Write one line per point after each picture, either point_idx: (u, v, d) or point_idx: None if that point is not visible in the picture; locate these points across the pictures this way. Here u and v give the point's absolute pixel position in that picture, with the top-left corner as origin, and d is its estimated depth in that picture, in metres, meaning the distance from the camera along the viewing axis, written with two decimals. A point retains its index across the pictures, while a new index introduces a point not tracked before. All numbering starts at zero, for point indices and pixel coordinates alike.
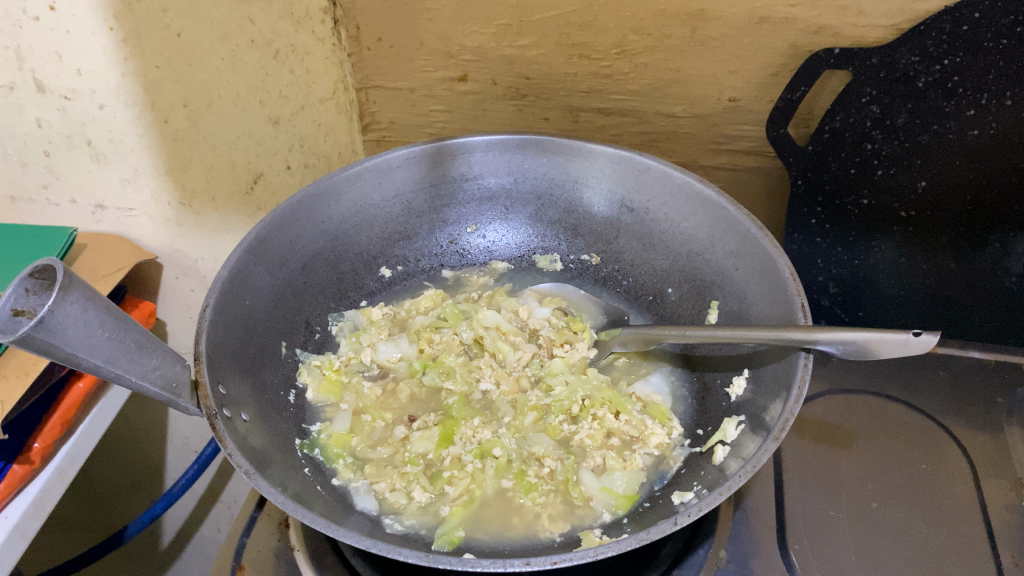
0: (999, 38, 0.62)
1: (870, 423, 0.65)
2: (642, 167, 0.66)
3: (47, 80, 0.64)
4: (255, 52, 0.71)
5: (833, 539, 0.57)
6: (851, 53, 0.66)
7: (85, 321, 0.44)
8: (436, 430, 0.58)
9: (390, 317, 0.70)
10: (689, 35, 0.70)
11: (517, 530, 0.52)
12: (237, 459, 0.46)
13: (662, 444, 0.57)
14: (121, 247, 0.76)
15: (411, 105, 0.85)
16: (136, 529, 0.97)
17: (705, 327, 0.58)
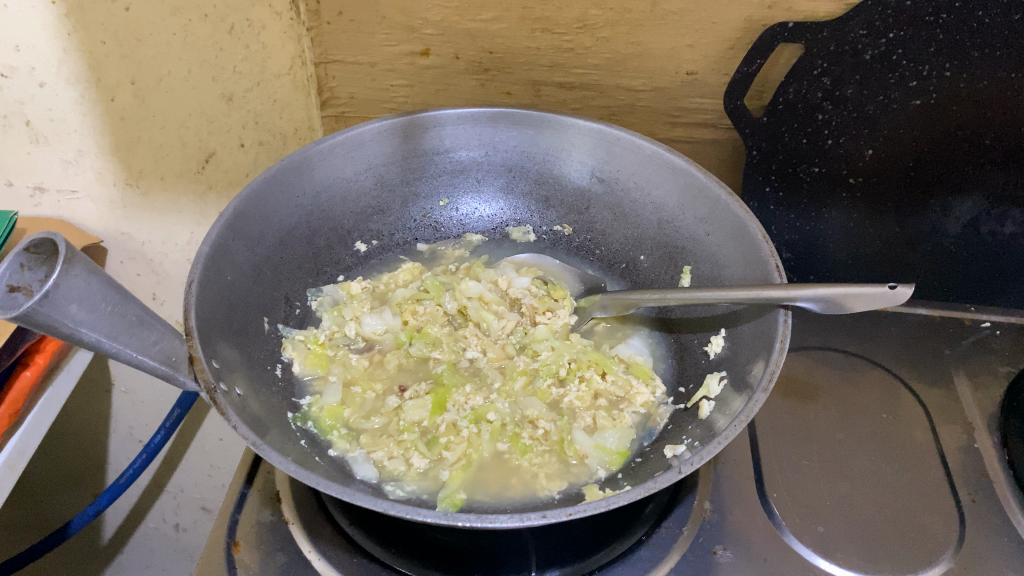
0: (939, 13, 0.65)
1: (833, 377, 0.69)
2: (614, 138, 0.67)
3: None
4: (208, 27, 0.69)
5: (806, 487, 0.60)
6: (805, 26, 0.69)
7: (89, 295, 0.43)
8: (429, 398, 0.59)
9: (369, 290, 0.70)
10: (650, 10, 0.72)
11: (516, 490, 0.54)
12: (242, 431, 0.46)
13: (647, 402, 0.60)
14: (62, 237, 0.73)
15: (371, 80, 0.84)
16: (81, 523, 0.93)
17: (685, 289, 0.60)
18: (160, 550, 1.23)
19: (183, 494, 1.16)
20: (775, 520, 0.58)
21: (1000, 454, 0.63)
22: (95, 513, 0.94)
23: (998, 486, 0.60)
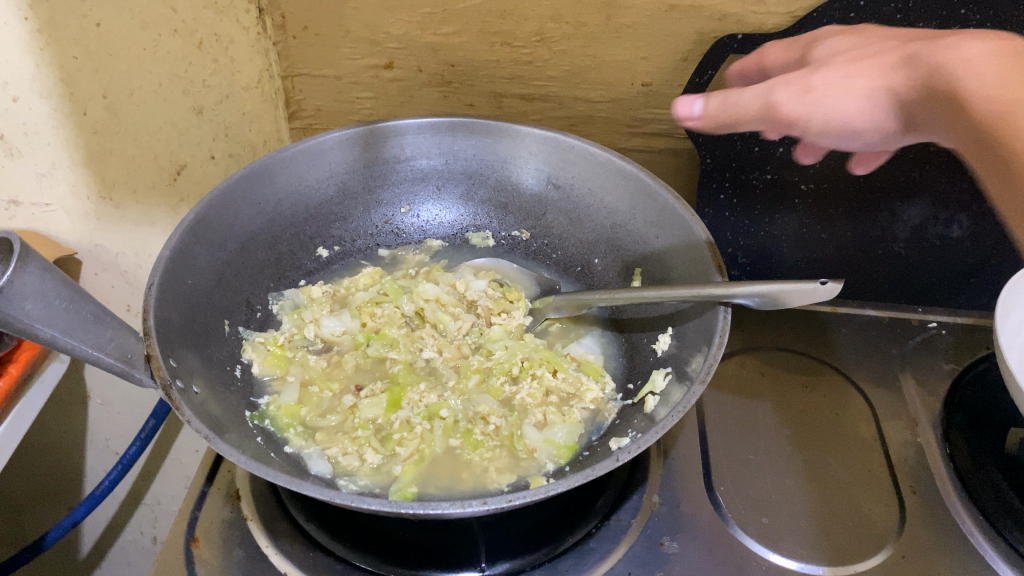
0: (882, 24, 0.68)
1: (783, 376, 0.72)
2: (568, 146, 0.70)
3: None
4: (178, 41, 0.70)
5: (752, 479, 0.62)
6: (754, 37, 0.71)
7: (43, 291, 0.45)
8: (385, 396, 0.62)
9: (330, 295, 0.72)
10: (604, 23, 0.74)
11: (467, 483, 0.56)
12: (197, 425, 0.47)
13: (597, 398, 0.62)
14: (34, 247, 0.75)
15: (338, 93, 0.85)
16: (56, 536, 0.94)
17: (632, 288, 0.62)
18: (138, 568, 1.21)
19: (160, 506, 1.16)
20: (721, 512, 0.59)
21: (941, 447, 0.65)
22: (71, 525, 0.94)
23: (939, 478, 0.62)
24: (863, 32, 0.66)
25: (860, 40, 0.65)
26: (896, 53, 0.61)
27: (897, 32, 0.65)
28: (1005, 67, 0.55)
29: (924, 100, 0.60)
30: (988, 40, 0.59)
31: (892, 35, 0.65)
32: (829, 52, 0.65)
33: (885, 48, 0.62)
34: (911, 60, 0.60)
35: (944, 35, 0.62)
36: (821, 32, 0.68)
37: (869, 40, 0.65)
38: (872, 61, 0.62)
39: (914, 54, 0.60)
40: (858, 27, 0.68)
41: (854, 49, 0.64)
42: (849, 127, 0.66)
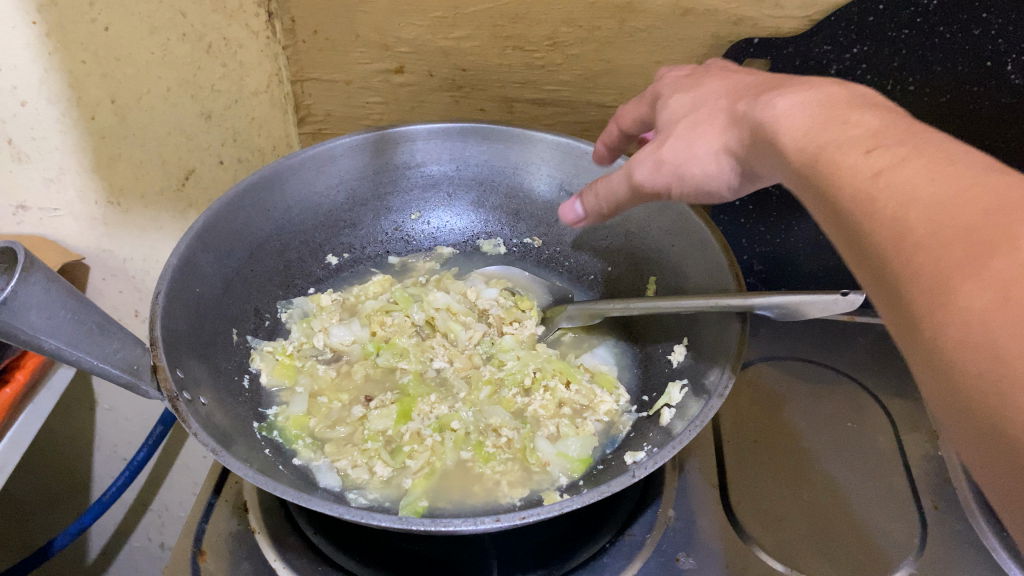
0: (901, 28, 0.66)
1: (803, 388, 0.70)
2: (581, 152, 0.69)
3: None
4: (186, 46, 0.67)
5: (768, 492, 0.61)
6: (770, 42, 0.69)
7: (48, 302, 0.44)
8: (395, 408, 0.61)
9: (339, 303, 0.72)
10: (618, 27, 0.72)
11: (478, 497, 0.56)
12: (204, 438, 0.46)
13: (611, 411, 0.62)
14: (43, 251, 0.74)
15: (348, 98, 0.83)
16: (63, 541, 0.92)
17: (648, 298, 0.60)
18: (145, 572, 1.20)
19: (168, 512, 1.14)
20: (739, 528, 0.58)
21: None
22: (77, 531, 0.93)
23: (961, 494, 0.61)
24: (704, 82, 0.53)
25: (689, 102, 0.51)
26: (728, 109, 0.47)
27: (742, 78, 0.51)
28: (816, 116, 0.39)
29: (750, 150, 0.44)
30: (809, 87, 0.42)
31: (722, 85, 0.51)
32: (678, 112, 0.51)
33: (718, 105, 0.48)
34: (738, 120, 0.45)
35: (781, 83, 0.46)
36: (664, 85, 0.56)
37: (709, 92, 0.51)
38: (709, 122, 0.48)
39: (744, 110, 0.45)
40: (695, 79, 0.54)
41: (698, 116, 0.49)
42: (709, 196, 0.49)
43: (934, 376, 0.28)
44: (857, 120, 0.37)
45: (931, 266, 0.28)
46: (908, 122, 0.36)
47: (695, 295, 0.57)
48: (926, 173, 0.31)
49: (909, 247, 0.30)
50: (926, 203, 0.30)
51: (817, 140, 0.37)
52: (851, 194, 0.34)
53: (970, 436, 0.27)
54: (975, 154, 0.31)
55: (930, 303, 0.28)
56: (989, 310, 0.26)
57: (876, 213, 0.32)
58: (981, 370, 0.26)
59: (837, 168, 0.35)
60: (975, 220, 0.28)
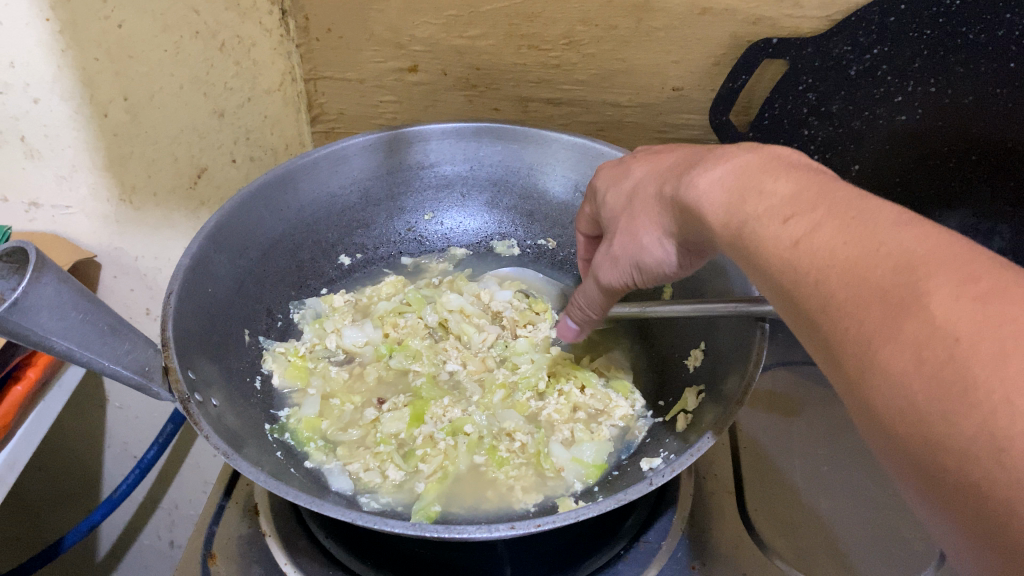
0: (923, 28, 0.64)
1: (817, 391, 0.70)
2: (596, 152, 0.68)
3: None
4: (199, 44, 0.67)
5: (785, 500, 0.60)
6: (790, 42, 0.68)
7: (59, 303, 0.43)
8: (407, 411, 0.61)
9: (352, 303, 0.72)
10: (635, 26, 0.71)
11: (491, 502, 0.55)
12: (214, 441, 0.45)
13: (626, 415, 0.61)
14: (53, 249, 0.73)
15: (361, 97, 0.83)
16: (73, 540, 0.91)
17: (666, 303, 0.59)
18: (155, 569, 1.20)
19: (177, 510, 1.14)
20: (756, 536, 0.57)
21: None
22: (88, 529, 0.92)
23: None
24: (630, 166, 0.54)
25: (623, 187, 0.53)
26: (655, 187, 0.49)
27: (667, 156, 0.52)
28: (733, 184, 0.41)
29: (681, 226, 0.46)
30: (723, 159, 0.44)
31: (647, 165, 0.52)
32: (618, 200, 0.53)
33: (647, 182, 0.50)
34: (663, 200, 0.47)
35: (698, 157, 0.47)
36: (598, 173, 0.58)
37: (642, 166, 0.53)
38: (641, 201, 0.50)
39: (668, 195, 0.47)
40: (624, 160, 0.56)
41: (633, 206, 0.51)
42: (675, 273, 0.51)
43: (872, 429, 0.30)
44: (772, 188, 0.38)
45: (855, 330, 0.30)
46: (819, 177, 0.38)
47: (714, 300, 0.56)
48: (839, 238, 0.33)
49: (833, 313, 0.32)
50: (842, 270, 0.32)
51: (739, 210, 0.39)
52: (778, 264, 0.36)
53: (910, 484, 0.29)
54: (881, 206, 0.34)
55: (858, 365, 0.30)
56: (909, 371, 0.28)
57: (801, 278, 0.34)
58: (907, 427, 0.28)
59: (761, 239, 0.37)
60: (887, 281, 0.30)
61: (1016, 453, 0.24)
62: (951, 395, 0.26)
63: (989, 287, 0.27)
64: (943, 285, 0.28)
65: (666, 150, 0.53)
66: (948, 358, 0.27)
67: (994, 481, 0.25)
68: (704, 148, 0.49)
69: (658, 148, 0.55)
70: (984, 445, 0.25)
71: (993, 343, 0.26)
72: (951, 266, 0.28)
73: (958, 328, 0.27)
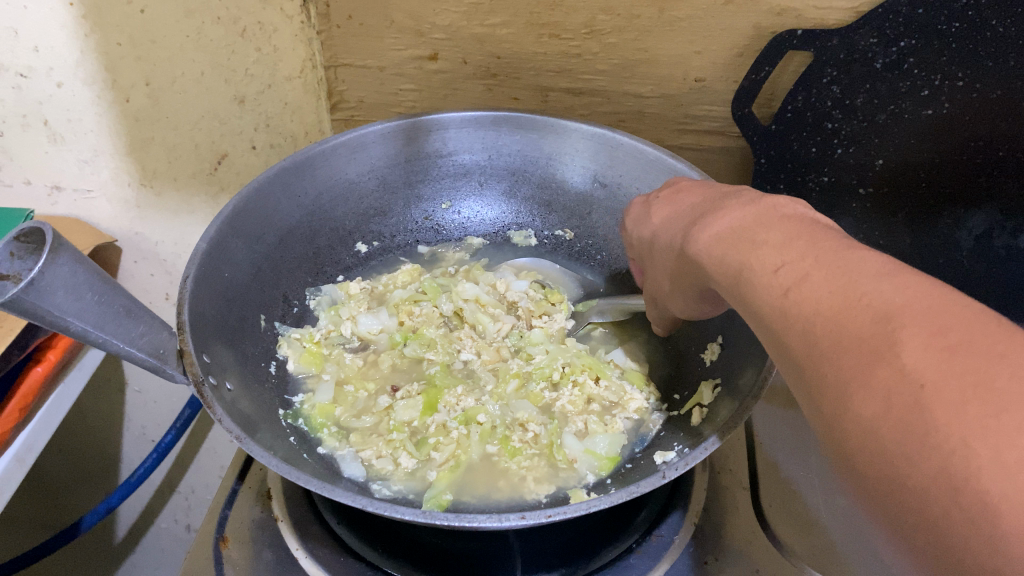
0: (952, 21, 0.63)
1: None
2: (616, 143, 0.67)
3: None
4: (220, 29, 0.67)
5: (801, 497, 0.59)
6: (814, 34, 0.67)
7: (74, 284, 0.43)
8: (421, 399, 0.61)
9: (368, 291, 0.72)
10: (657, 16, 0.70)
11: (503, 492, 0.55)
12: (227, 425, 0.45)
13: (641, 408, 0.61)
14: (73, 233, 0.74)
15: (380, 85, 0.82)
16: (91, 521, 0.92)
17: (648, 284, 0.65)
18: (171, 551, 1.21)
19: (194, 494, 1.14)
20: (770, 532, 0.56)
21: None
22: (105, 511, 0.93)
23: None
24: (649, 204, 0.53)
25: (644, 227, 0.53)
26: (669, 234, 0.49)
27: (682, 196, 0.51)
28: (733, 229, 0.41)
29: (686, 271, 0.46)
30: (730, 205, 0.44)
31: (667, 204, 0.51)
32: (643, 246, 0.53)
33: (670, 223, 0.49)
34: (675, 244, 0.47)
35: (709, 204, 0.46)
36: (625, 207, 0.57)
37: (659, 203, 0.52)
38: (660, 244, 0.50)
39: (680, 248, 0.46)
40: (644, 196, 0.55)
41: (654, 250, 0.51)
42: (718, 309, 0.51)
43: (841, 467, 0.31)
44: (766, 236, 0.39)
45: (834, 376, 0.31)
46: (812, 226, 0.38)
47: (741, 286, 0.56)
48: (826, 288, 0.33)
49: (815, 359, 0.33)
50: (827, 318, 0.33)
51: (733, 255, 0.40)
52: (768, 310, 0.36)
53: (876, 520, 0.30)
54: (866, 256, 0.34)
55: (833, 410, 0.31)
56: (877, 416, 0.29)
57: (789, 327, 0.35)
58: (873, 467, 0.29)
59: (755, 286, 0.38)
60: (866, 331, 0.31)
61: (971, 493, 0.26)
62: (913, 438, 0.28)
63: (958, 338, 0.28)
64: (915, 335, 0.29)
65: (685, 186, 0.52)
66: (914, 405, 0.28)
67: (951, 522, 0.26)
68: (720, 191, 0.48)
69: (678, 182, 0.54)
70: (944, 484, 0.26)
71: (955, 390, 0.27)
72: (924, 317, 0.29)
73: (923, 375, 0.28)
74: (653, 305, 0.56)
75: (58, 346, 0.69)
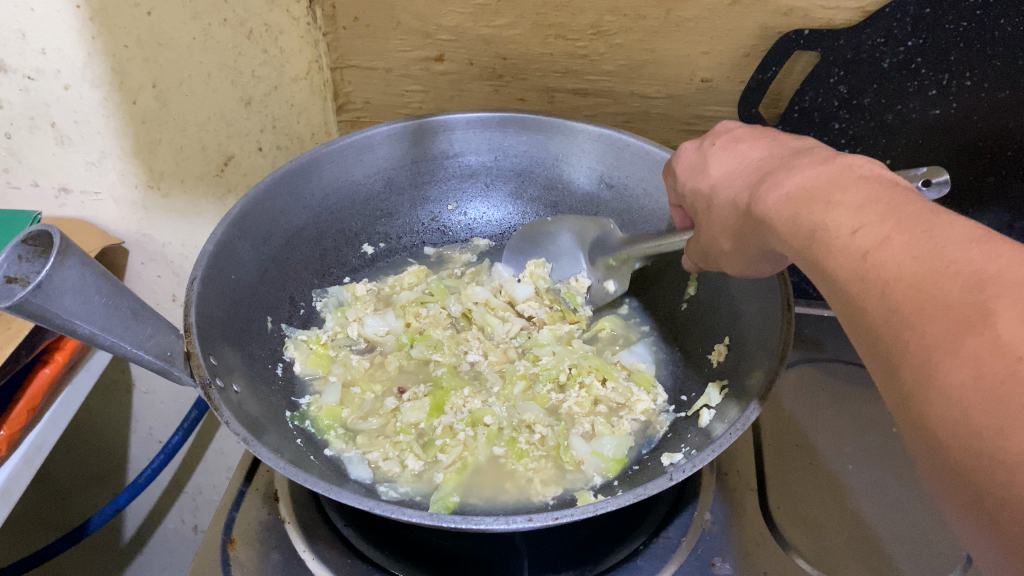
0: (960, 21, 0.63)
1: (845, 389, 0.70)
2: (623, 144, 0.67)
3: (6, 59, 0.62)
4: (227, 31, 0.67)
5: (809, 499, 0.59)
6: (821, 33, 0.66)
7: (83, 286, 0.44)
8: (428, 400, 0.61)
9: (374, 292, 0.72)
10: (664, 17, 0.69)
11: (510, 494, 0.55)
12: (235, 428, 0.45)
13: (648, 410, 0.61)
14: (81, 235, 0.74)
15: (387, 86, 0.82)
16: (99, 522, 0.92)
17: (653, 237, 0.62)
18: (178, 552, 1.21)
19: (201, 495, 1.14)
20: (777, 534, 0.56)
21: None
22: (113, 512, 0.93)
23: None
24: (709, 153, 0.51)
25: (701, 179, 0.51)
26: (732, 191, 0.47)
27: (742, 152, 0.49)
28: (804, 189, 0.40)
29: (751, 231, 0.45)
30: (805, 162, 0.42)
31: (730, 155, 0.49)
32: (700, 198, 0.51)
33: (733, 179, 0.48)
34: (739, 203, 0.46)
35: (778, 161, 0.45)
36: (681, 152, 0.55)
37: (719, 158, 0.50)
38: (720, 204, 0.48)
39: (746, 207, 0.45)
40: (703, 144, 0.53)
41: (712, 204, 0.49)
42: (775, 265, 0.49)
43: (920, 442, 0.30)
44: (842, 196, 0.37)
45: (918, 344, 0.30)
46: (891, 189, 0.36)
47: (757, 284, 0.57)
48: (909, 252, 0.32)
49: (897, 326, 0.31)
50: (909, 285, 0.31)
51: (805, 215, 0.38)
52: (842, 271, 0.35)
53: (953, 499, 0.29)
54: (954, 224, 0.32)
55: (917, 380, 0.30)
56: (965, 386, 0.28)
57: (865, 292, 0.33)
58: (959, 441, 0.28)
59: (827, 249, 0.36)
60: (956, 298, 0.29)
61: None
62: (1006, 411, 0.26)
63: None
64: (1011, 307, 0.27)
65: (750, 136, 0.50)
66: (1007, 378, 0.26)
67: None
68: (789, 147, 0.46)
69: (739, 130, 0.52)
70: None
71: None
72: (1020, 286, 0.28)
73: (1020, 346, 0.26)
74: (705, 262, 0.54)
75: (66, 348, 0.69)
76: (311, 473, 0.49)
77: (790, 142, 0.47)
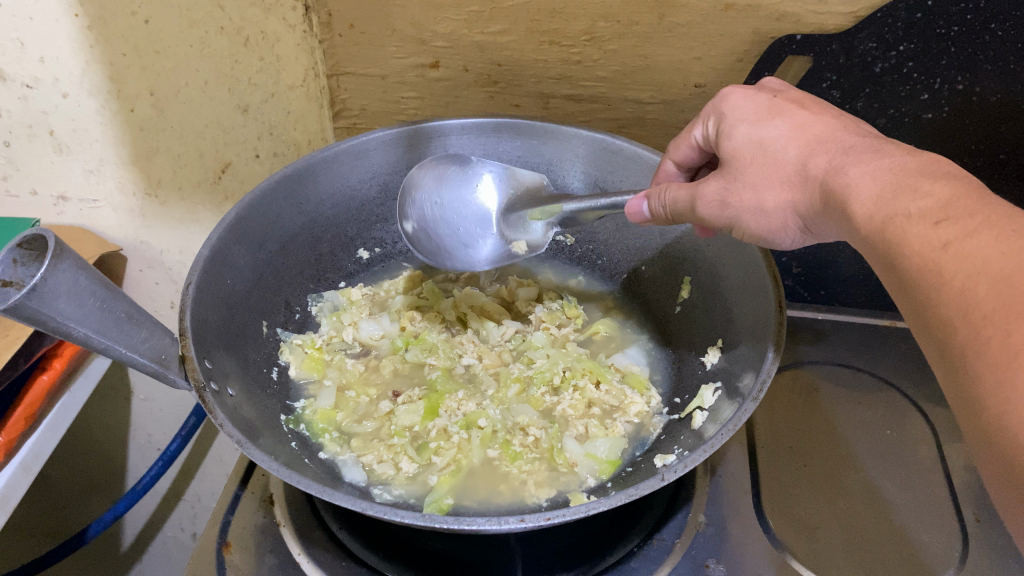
0: (951, 26, 0.63)
1: (839, 392, 0.70)
2: (616, 149, 0.67)
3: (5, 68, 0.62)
4: (223, 39, 0.68)
5: (802, 500, 0.60)
6: (814, 39, 0.66)
7: (77, 290, 0.44)
8: (422, 404, 0.62)
9: (369, 297, 0.73)
10: (656, 22, 0.69)
11: (503, 496, 0.55)
12: (229, 429, 0.46)
13: (641, 412, 0.62)
14: (80, 243, 0.74)
15: (383, 93, 0.82)
16: (97, 530, 0.91)
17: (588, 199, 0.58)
18: (177, 560, 1.20)
19: (200, 503, 1.14)
20: (769, 533, 0.57)
21: None
22: (111, 520, 0.92)
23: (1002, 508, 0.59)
24: (773, 107, 0.51)
25: (762, 124, 0.50)
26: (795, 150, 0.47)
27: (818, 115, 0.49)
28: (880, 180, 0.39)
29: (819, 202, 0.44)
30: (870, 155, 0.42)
31: (799, 111, 0.49)
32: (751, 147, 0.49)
33: (809, 133, 0.47)
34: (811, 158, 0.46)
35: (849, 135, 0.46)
36: (728, 99, 0.54)
37: (785, 109, 0.50)
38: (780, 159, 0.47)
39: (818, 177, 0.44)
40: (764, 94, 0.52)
41: (767, 167, 0.48)
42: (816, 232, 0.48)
43: (991, 446, 0.30)
44: (930, 186, 0.37)
45: (998, 341, 0.30)
46: (976, 183, 0.37)
47: (753, 286, 0.57)
48: (997, 248, 0.32)
49: (979, 325, 0.31)
50: (995, 280, 0.31)
51: (886, 194, 0.39)
52: (921, 263, 0.34)
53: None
54: None
55: (996, 379, 0.30)
56: None
57: (944, 286, 0.33)
58: None
59: (907, 235, 0.36)
60: None
61: None
62: None
63: None
64: None
65: (813, 107, 0.50)
66: None
67: None
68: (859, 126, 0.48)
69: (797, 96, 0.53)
70: None
71: None
72: None
73: None
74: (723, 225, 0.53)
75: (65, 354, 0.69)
76: (306, 473, 0.49)
77: (857, 121, 0.49)
